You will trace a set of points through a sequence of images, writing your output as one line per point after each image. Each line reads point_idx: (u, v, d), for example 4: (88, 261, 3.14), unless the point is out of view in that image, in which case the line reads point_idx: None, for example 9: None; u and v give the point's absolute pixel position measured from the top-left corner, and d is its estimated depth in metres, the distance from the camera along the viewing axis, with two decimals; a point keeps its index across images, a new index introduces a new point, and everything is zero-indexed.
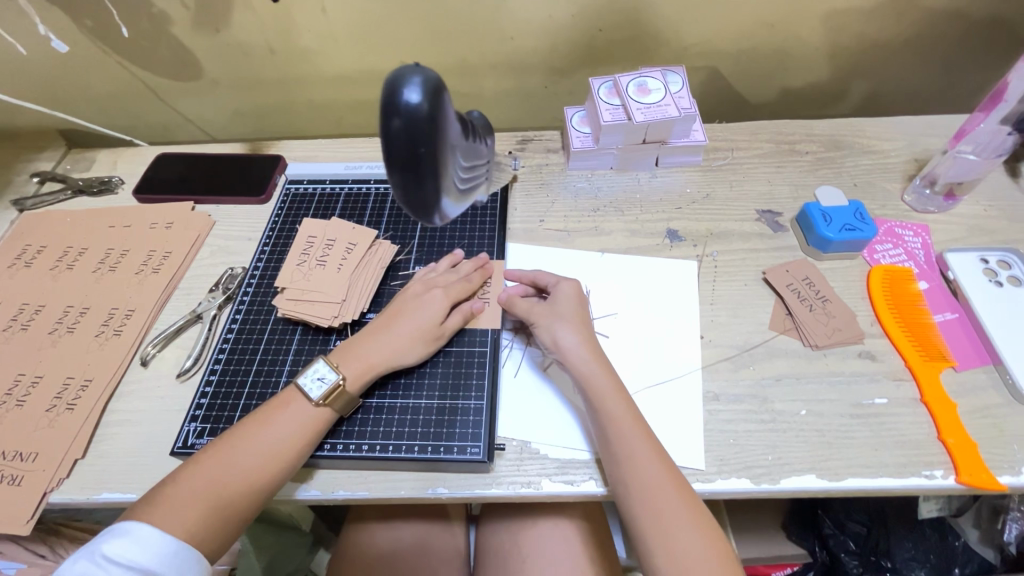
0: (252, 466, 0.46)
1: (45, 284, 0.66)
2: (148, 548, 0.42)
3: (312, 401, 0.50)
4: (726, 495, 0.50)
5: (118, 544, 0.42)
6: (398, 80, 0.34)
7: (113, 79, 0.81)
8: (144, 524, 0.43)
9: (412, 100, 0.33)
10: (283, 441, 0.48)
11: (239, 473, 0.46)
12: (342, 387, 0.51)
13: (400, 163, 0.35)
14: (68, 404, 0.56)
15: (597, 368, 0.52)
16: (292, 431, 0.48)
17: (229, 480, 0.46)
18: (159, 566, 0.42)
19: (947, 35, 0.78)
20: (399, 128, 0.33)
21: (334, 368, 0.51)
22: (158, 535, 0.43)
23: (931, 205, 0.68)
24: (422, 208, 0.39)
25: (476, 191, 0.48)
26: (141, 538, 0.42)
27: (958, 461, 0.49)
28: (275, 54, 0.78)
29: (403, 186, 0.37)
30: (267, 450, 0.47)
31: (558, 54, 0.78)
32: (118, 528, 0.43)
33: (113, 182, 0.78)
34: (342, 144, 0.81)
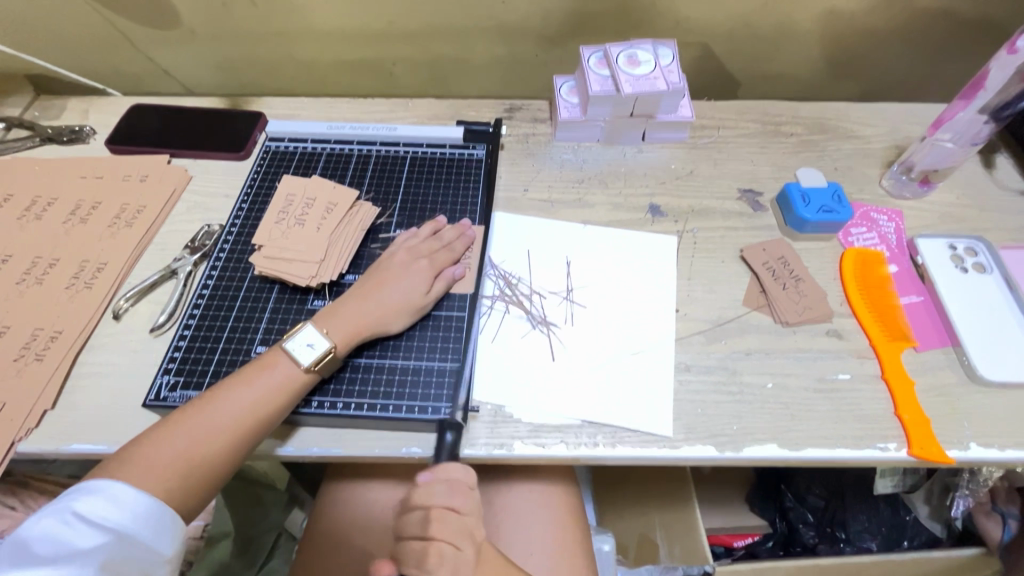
0: (230, 427, 0.47)
1: (12, 232, 0.64)
2: (123, 508, 0.42)
3: (301, 366, 0.50)
4: (691, 461, 0.52)
5: (92, 501, 0.42)
6: None
7: (85, 23, 0.78)
8: (116, 482, 0.43)
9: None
10: (264, 401, 0.48)
11: (217, 432, 0.46)
12: (333, 354, 0.51)
13: None
14: (38, 355, 0.55)
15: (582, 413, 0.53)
16: (273, 392, 0.48)
17: (207, 440, 0.46)
18: (133, 527, 0.42)
19: (936, 24, 0.79)
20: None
21: (322, 333, 0.51)
22: (133, 494, 0.43)
23: (907, 191, 0.69)
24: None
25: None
26: (115, 497, 0.42)
27: (911, 435, 0.52)
28: (257, 5, 0.75)
29: None
30: (245, 410, 0.47)
31: (549, 21, 0.77)
32: (87, 486, 0.43)
33: (84, 132, 0.75)
34: (325, 104, 0.79)
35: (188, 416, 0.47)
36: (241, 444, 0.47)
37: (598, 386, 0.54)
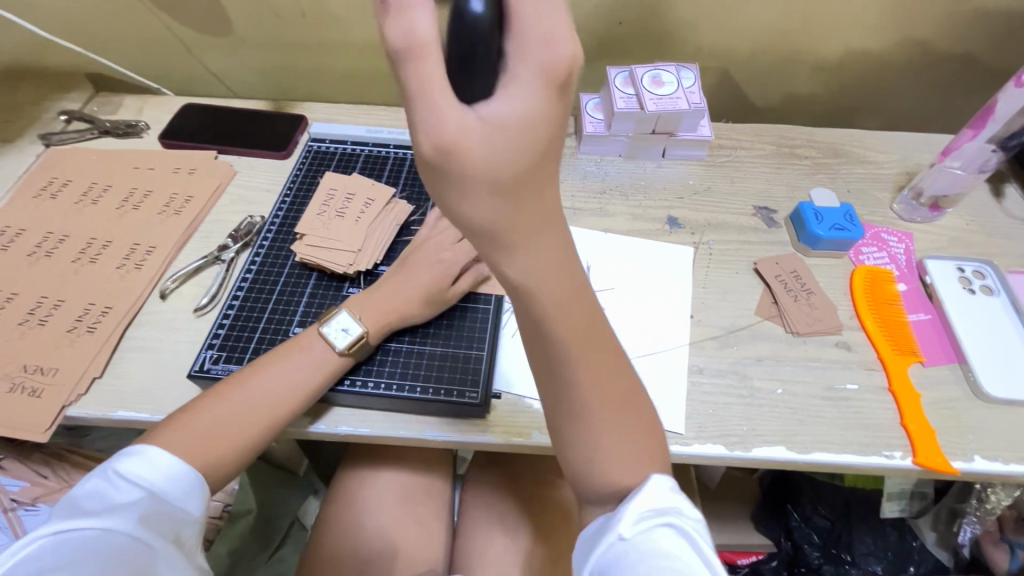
0: (271, 399, 0.50)
1: (69, 216, 0.69)
2: (158, 468, 0.44)
3: (336, 349, 0.53)
4: (701, 460, 0.54)
5: (126, 461, 0.44)
6: None
7: (146, 27, 0.84)
8: (156, 449, 0.45)
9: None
10: (300, 381, 0.51)
11: (258, 404, 0.50)
12: (366, 339, 0.54)
13: None
14: (89, 328, 0.59)
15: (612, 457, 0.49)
16: (312, 371, 0.52)
17: (246, 410, 0.50)
18: (166, 485, 0.44)
19: (948, 59, 0.82)
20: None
21: (354, 319, 0.54)
22: (166, 455, 0.45)
23: (916, 215, 0.72)
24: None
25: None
26: (150, 459, 0.44)
27: (916, 445, 0.53)
28: (306, 17, 0.81)
29: None
30: (281, 386, 0.51)
31: (578, 43, 0.82)
32: (127, 451, 0.45)
33: (139, 127, 0.80)
34: (364, 111, 0.84)
35: (228, 388, 0.50)
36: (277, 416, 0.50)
37: None
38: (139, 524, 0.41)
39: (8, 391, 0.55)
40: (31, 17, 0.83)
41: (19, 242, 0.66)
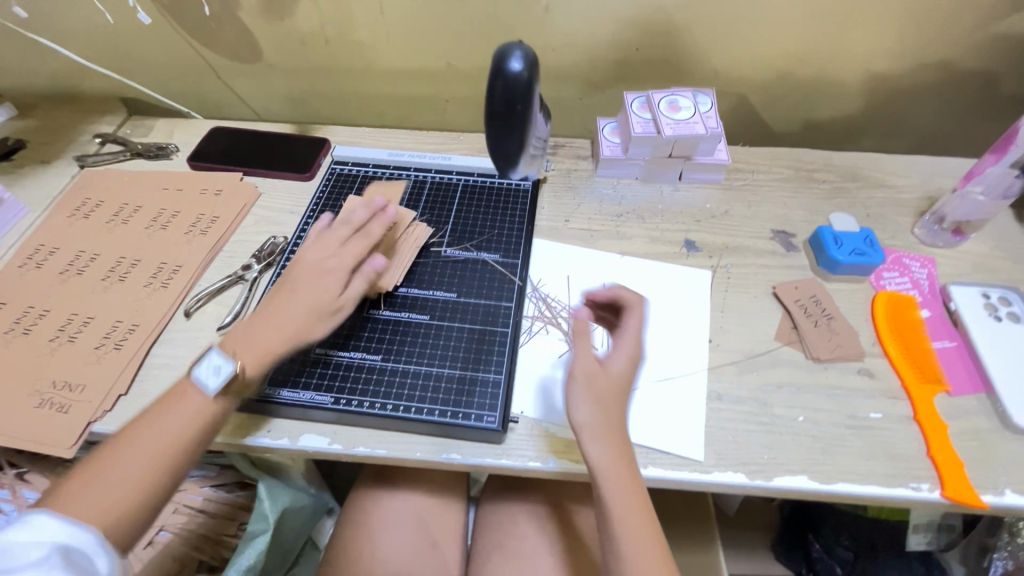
0: (191, 412, 0.48)
1: (100, 234, 0.71)
2: (53, 531, 0.40)
3: (208, 391, 0.49)
4: (721, 488, 0.53)
5: (9, 534, 0.39)
6: (506, 54, 0.49)
7: (178, 54, 0.87)
8: (47, 516, 0.41)
9: (516, 69, 0.49)
10: (211, 400, 0.49)
11: (173, 430, 0.47)
12: (241, 377, 0.50)
13: (498, 114, 0.51)
14: (116, 345, 0.60)
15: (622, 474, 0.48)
16: (213, 400, 0.49)
17: (171, 434, 0.47)
18: (71, 540, 0.40)
19: (967, 83, 0.82)
20: (505, 88, 0.50)
21: (229, 359, 0.50)
22: (62, 523, 0.41)
23: (939, 240, 0.71)
24: (503, 153, 0.55)
25: (530, 160, 0.65)
26: (41, 530, 0.40)
27: (944, 477, 0.52)
28: (331, 44, 0.84)
29: (496, 133, 0.53)
30: (196, 408, 0.49)
31: (595, 68, 0.83)
32: (16, 521, 0.40)
33: (169, 149, 0.83)
34: (385, 134, 0.86)
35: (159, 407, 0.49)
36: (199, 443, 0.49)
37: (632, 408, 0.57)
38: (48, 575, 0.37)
39: (37, 407, 0.56)
40: (70, 45, 0.87)
41: (52, 261, 0.68)
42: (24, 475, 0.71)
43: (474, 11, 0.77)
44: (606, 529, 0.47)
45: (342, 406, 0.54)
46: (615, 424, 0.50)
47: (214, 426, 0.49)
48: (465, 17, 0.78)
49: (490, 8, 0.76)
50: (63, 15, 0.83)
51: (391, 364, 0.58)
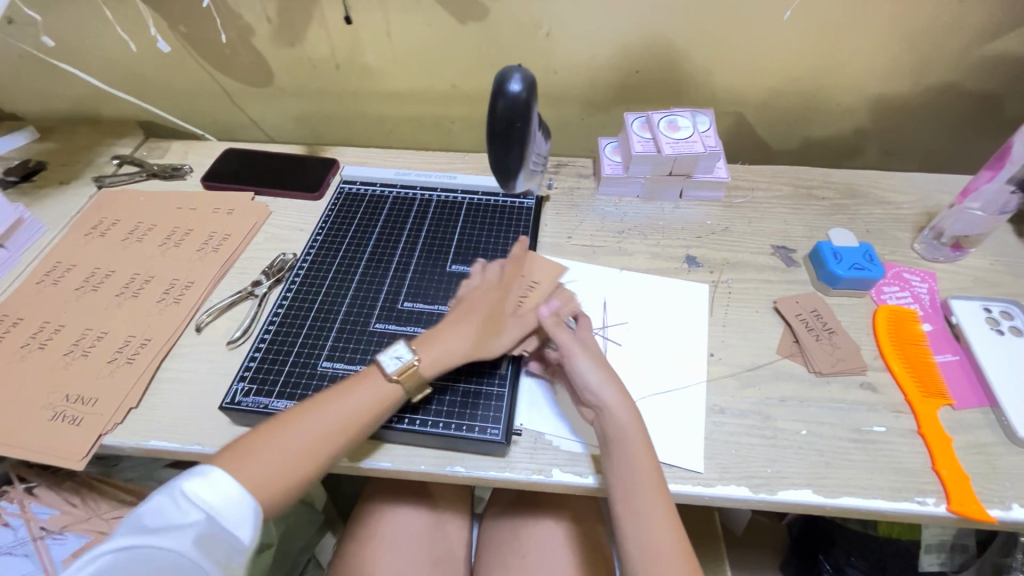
0: (378, 396, 0.52)
1: (116, 252, 0.73)
2: (220, 494, 0.44)
3: (382, 372, 0.53)
4: (725, 502, 0.53)
5: (195, 484, 0.44)
6: (505, 78, 0.54)
7: (195, 80, 0.91)
8: (224, 472, 0.45)
9: (514, 89, 0.54)
10: (389, 387, 0.52)
11: (356, 408, 0.51)
12: (416, 367, 0.53)
13: (500, 132, 0.56)
14: (128, 359, 0.62)
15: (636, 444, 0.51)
16: (390, 386, 0.53)
17: (352, 417, 0.51)
18: (227, 509, 0.44)
19: (963, 102, 0.84)
20: (504, 105, 0.54)
21: (411, 348, 0.54)
22: (233, 484, 0.45)
23: (939, 255, 0.71)
24: (505, 167, 0.60)
25: (531, 174, 0.70)
26: (217, 486, 0.44)
27: (950, 491, 0.52)
28: (341, 68, 0.87)
29: (498, 149, 0.58)
30: (386, 390, 0.52)
31: (597, 90, 0.86)
32: (196, 471, 0.45)
33: (183, 170, 0.85)
34: (392, 155, 0.88)
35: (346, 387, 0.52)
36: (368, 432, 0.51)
37: None
38: (189, 547, 0.41)
39: (50, 419, 0.57)
40: (92, 71, 0.91)
41: (68, 277, 0.70)
42: (33, 490, 0.72)
43: (479, 36, 0.80)
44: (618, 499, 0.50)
45: None
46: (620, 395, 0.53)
47: (372, 420, 0.52)
48: (470, 42, 0.81)
49: (494, 33, 0.79)
50: (86, 43, 0.86)
51: None
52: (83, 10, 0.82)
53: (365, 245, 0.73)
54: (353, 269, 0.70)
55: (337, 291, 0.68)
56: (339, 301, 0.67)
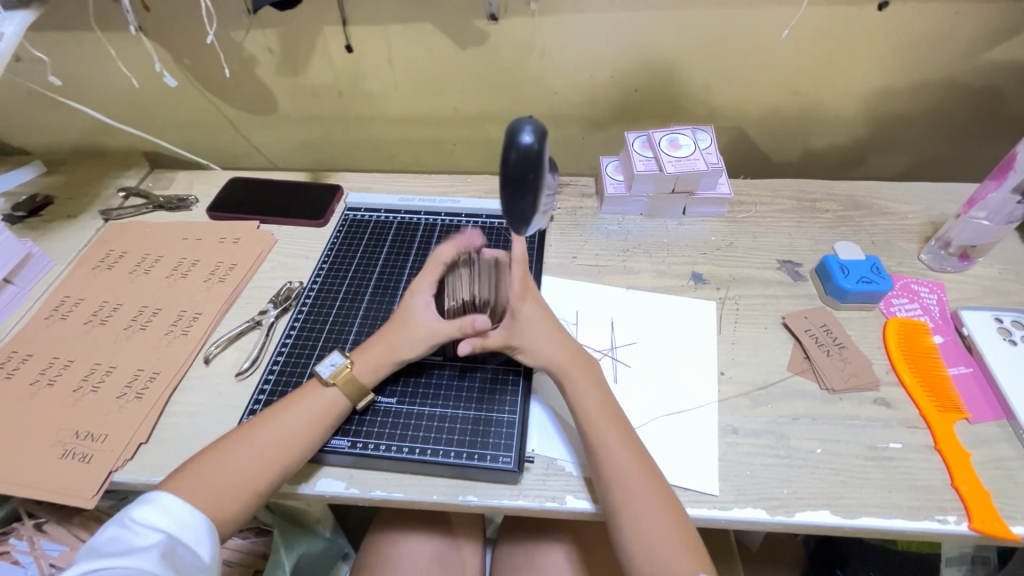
0: (319, 410, 0.53)
1: (124, 285, 0.74)
2: (170, 517, 0.45)
3: (321, 381, 0.55)
4: (742, 525, 0.52)
5: (144, 511, 0.46)
6: (515, 129, 0.43)
7: (200, 111, 0.92)
8: (172, 495, 0.47)
9: (528, 141, 0.42)
10: (329, 393, 0.55)
11: (300, 424, 0.52)
12: (350, 370, 0.56)
13: (512, 183, 0.44)
14: (137, 393, 0.62)
15: (608, 419, 0.53)
16: (331, 393, 0.55)
17: (292, 434, 0.52)
18: (183, 530, 0.45)
19: (962, 110, 0.84)
20: (516, 160, 0.43)
21: (344, 355, 0.57)
22: (179, 505, 0.46)
23: (947, 265, 0.71)
24: (517, 220, 0.48)
25: (542, 212, 0.57)
26: (167, 507, 0.46)
27: (971, 508, 0.51)
28: (343, 95, 0.88)
29: (509, 202, 0.45)
30: (326, 402, 0.54)
31: (597, 109, 0.86)
32: (146, 497, 0.47)
33: (189, 201, 0.86)
34: (395, 179, 0.89)
35: (287, 401, 0.54)
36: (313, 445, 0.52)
37: (644, 442, 0.57)
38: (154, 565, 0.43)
39: (60, 457, 0.57)
40: (98, 106, 0.92)
41: (77, 311, 0.71)
42: (42, 526, 0.71)
43: (480, 61, 0.81)
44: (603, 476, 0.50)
45: (358, 450, 0.55)
46: (584, 365, 0.57)
47: (319, 430, 0.53)
48: (470, 66, 0.82)
49: (494, 57, 0.80)
50: (92, 78, 0.88)
51: (406, 406, 0.58)
52: (89, 47, 0.83)
53: (371, 271, 0.73)
54: (361, 296, 0.70)
55: (345, 319, 0.68)
56: (347, 330, 0.67)
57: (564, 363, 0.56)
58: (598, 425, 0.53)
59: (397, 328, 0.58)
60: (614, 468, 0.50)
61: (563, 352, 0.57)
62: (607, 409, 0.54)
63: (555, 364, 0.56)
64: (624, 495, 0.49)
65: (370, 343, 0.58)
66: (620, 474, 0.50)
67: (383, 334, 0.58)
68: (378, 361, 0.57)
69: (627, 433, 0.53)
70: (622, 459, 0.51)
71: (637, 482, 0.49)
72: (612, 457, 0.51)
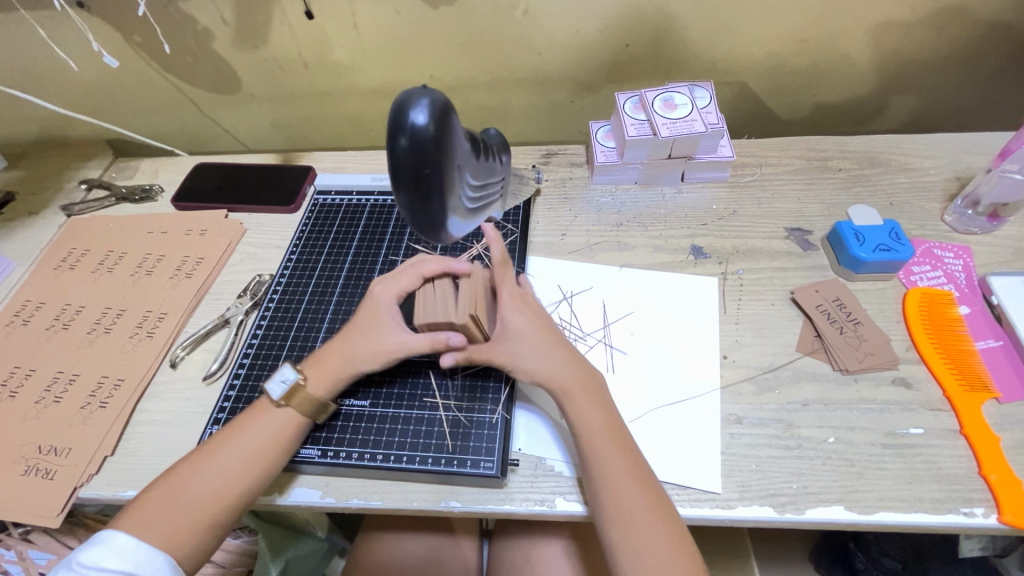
0: (272, 434, 0.49)
1: (86, 285, 0.70)
2: (122, 555, 0.43)
3: (273, 401, 0.51)
4: (748, 523, 0.48)
5: (94, 554, 0.43)
6: (405, 102, 0.33)
7: (159, 92, 0.86)
8: (124, 533, 0.44)
9: (419, 121, 0.32)
10: (282, 414, 0.50)
11: (252, 447, 0.48)
12: (305, 387, 0.51)
13: (404, 183, 0.34)
14: (101, 403, 0.58)
15: (602, 435, 0.48)
16: (285, 414, 0.50)
17: (243, 461, 0.48)
18: (139, 566, 0.43)
19: (993, 51, 0.75)
20: (405, 147, 0.33)
21: (297, 370, 0.52)
22: (132, 543, 0.44)
23: (973, 225, 0.64)
24: (429, 227, 0.38)
25: (489, 208, 0.46)
26: (116, 546, 0.43)
27: (1001, 499, 0.46)
28: (309, 68, 0.81)
29: (409, 205, 0.36)
30: (279, 423, 0.50)
31: (584, 69, 0.79)
32: (98, 537, 0.45)
33: (153, 191, 0.81)
34: (371, 156, 0.83)
35: (236, 426, 0.50)
36: (268, 472, 0.49)
37: (642, 438, 0.53)
38: None
39: (23, 475, 0.54)
40: (51, 91, 0.86)
41: (39, 316, 0.67)
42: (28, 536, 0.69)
43: (452, 22, 0.73)
44: (597, 499, 0.46)
45: (331, 459, 0.51)
46: (583, 376, 0.51)
47: (286, 445, 0.49)
48: (443, 29, 0.74)
49: (469, 16, 0.72)
50: (38, 62, 0.81)
51: (380, 409, 0.54)
52: (29, 28, 0.76)
53: (343, 261, 0.69)
54: (330, 292, 0.66)
55: (314, 317, 0.64)
56: (317, 327, 0.63)
57: (567, 382, 0.50)
58: (599, 448, 0.47)
59: (359, 339, 0.53)
60: (613, 497, 0.45)
61: (563, 370, 0.50)
62: (609, 425, 0.48)
63: (553, 381, 0.50)
64: (616, 518, 0.45)
65: (327, 355, 0.54)
66: (618, 503, 0.45)
67: (344, 345, 0.53)
68: (335, 374, 0.52)
69: (634, 458, 0.47)
70: (620, 481, 0.46)
71: (636, 505, 0.45)
72: (612, 487, 0.46)
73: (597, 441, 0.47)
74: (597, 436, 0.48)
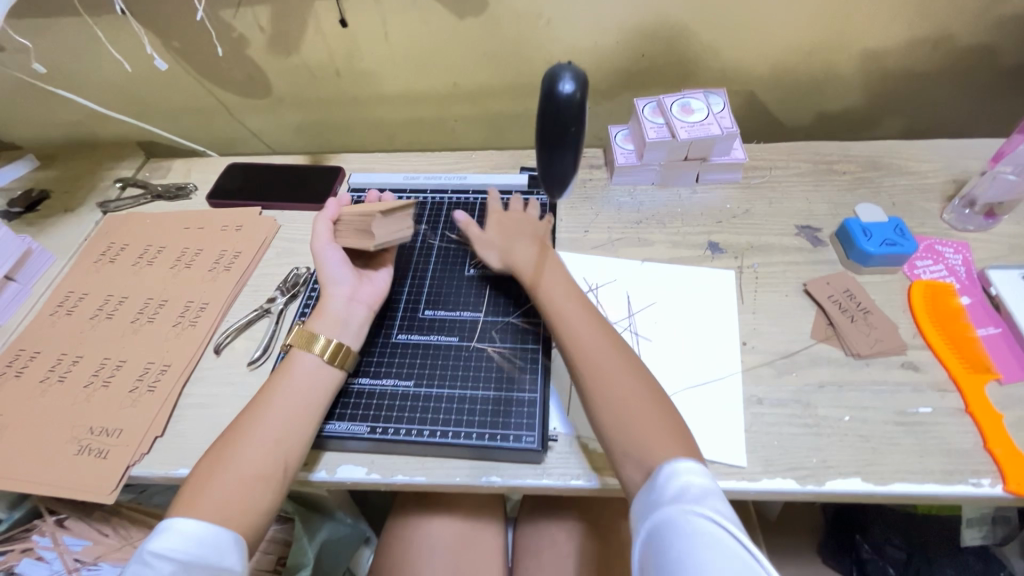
0: (305, 388, 0.53)
1: (127, 278, 0.72)
2: (188, 538, 0.43)
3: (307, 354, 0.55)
4: (772, 495, 0.51)
5: (160, 542, 0.43)
6: (556, 75, 0.43)
7: (192, 95, 0.89)
8: (185, 518, 0.45)
9: (569, 89, 0.42)
10: (311, 362, 0.54)
11: (288, 412, 0.51)
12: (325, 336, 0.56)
13: (552, 138, 0.44)
14: (149, 387, 0.61)
15: (635, 396, 0.49)
16: (313, 362, 0.54)
17: (287, 419, 0.51)
18: (205, 548, 0.43)
19: (983, 65, 0.81)
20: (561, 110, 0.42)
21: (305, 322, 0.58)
22: (196, 525, 0.44)
23: (970, 223, 0.69)
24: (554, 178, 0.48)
25: None
26: (180, 531, 0.44)
27: (1005, 470, 0.50)
28: (339, 74, 0.85)
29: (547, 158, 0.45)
30: (310, 377, 0.54)
31: (602, 78, 0.83)
32: (160, 527, 0.45)
33: (188, 189, 0.84)
34: (398, 158, 0.87)
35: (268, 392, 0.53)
36: (310, 429, 0.51)
37: None
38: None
39: (77, 454, 0.56)
40: (88, 94, 0.89)
41: (83, 306, 0.70)
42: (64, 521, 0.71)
43: (479, 32, 0.78)
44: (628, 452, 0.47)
45: (379, 435, 0.54)
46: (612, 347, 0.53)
47: (319, 399, 0.53)
48: (470, 38, 0.79)
49: (496, 26, 0.77)
50: (78, 65, 0.84)
51: (424, 389, 0.57)
52: (72, 32, 0.79)
53: None
54: None
55: None
56: None
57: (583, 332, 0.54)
58: (628, 403, 0.49)
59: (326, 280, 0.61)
60: (646, 448, 0.46)
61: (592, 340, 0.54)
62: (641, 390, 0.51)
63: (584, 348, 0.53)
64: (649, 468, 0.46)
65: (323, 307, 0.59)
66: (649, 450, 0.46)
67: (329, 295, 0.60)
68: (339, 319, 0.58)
69: (670, 421, 0.49)
70: (655, 435, 0.47)
71: (672, 455, 0.46)
72: (644, 438, 0.47)
73: (629, 401, 0.49)
74: (628, 396, 0.49)
